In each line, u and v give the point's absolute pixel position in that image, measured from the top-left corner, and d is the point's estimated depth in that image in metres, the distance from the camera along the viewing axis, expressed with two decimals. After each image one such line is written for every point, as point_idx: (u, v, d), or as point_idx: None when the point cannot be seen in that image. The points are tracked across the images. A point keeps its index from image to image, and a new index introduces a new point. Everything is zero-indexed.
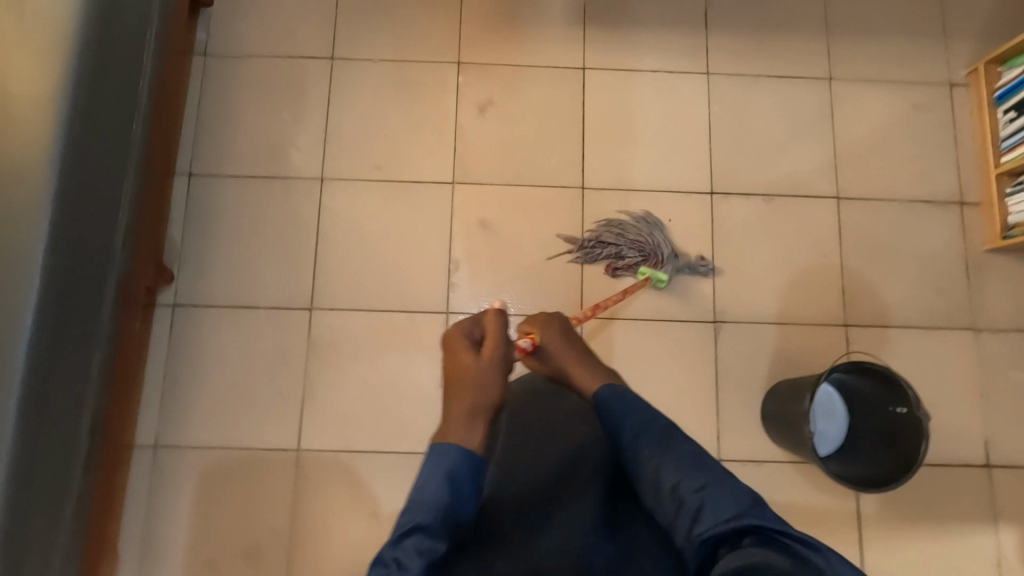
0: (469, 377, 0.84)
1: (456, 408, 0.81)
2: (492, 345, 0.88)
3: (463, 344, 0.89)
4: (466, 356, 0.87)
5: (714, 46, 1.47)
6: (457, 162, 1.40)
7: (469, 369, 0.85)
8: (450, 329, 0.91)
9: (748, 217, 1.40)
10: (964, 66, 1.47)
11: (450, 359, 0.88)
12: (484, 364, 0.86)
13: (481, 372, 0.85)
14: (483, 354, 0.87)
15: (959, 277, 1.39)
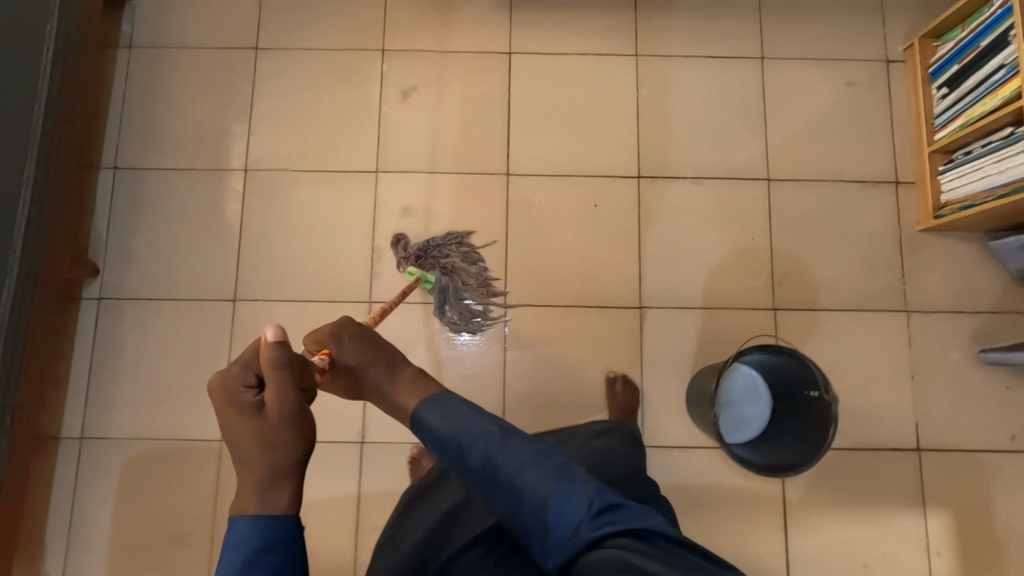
0: (253, 435, 0.70)
1: (249, 473, 0.68)
2: (275, 393, 0.72)
3: (242, 396, 0.73)
4: (249, 413, 0.72)
5: (644, 26, 1.44)
6: (381, 150, 1.39)
7: (257, 424, 0.71)
8: (222, 373, 0.75)
9: (675, 201, 1.38)
10: (900, 42, 1.44)
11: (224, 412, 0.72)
12: (272, 421, 0.71)
13: (270, 428, 0.71)
14: (268, 413, 0.72)
15: (892, 258, 1.37)
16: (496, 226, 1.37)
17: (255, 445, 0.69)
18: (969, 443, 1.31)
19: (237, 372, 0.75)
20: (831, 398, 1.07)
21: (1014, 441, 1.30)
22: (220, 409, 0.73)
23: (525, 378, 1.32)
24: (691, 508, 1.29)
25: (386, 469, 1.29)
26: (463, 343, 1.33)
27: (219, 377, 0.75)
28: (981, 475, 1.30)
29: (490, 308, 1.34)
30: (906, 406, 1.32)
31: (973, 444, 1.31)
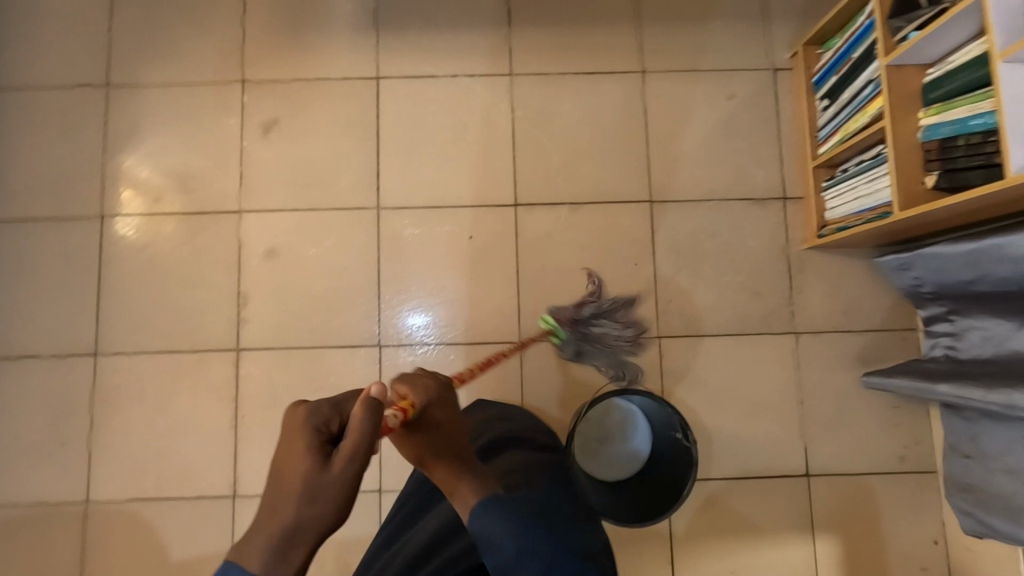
0: (302, 490, 0.50)
1: (259, 531, 0.49)
2: (352, 446, 0.51)
3: (318, 434, 0.53)
4: (308, 457, 0.51)
5: (518, 44, 1.37)
6: (245, 189, 1.32)
7: (314, 477, 0.50)
8: (295, 413, 0.54)
9: (554, 228, 1.33)
10: (787, 48, 1.37)
11: (277, 465, 0.51)
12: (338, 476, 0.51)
13: (328, 483, 0.50)
14: (336, 462, 0.51)
15: (779, 278, 1.32)
16: (368, 263, 1.31)
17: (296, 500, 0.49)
18: (858, 466, 1.28)
19: (328, 410, 0.55)
20: (694, 443, 1.07)
21: (902, 462, 1.28)
22: (276, 459, 0.52)
23: None
24: None
25: None
26: (335, 388, 1.28)
27: (288, 422, 0.53)
28: (870, 498, 1.27)
29: (364, 349, 1.29)
30: (795, 431, 1.29)
31: (862, 467, 1.28)
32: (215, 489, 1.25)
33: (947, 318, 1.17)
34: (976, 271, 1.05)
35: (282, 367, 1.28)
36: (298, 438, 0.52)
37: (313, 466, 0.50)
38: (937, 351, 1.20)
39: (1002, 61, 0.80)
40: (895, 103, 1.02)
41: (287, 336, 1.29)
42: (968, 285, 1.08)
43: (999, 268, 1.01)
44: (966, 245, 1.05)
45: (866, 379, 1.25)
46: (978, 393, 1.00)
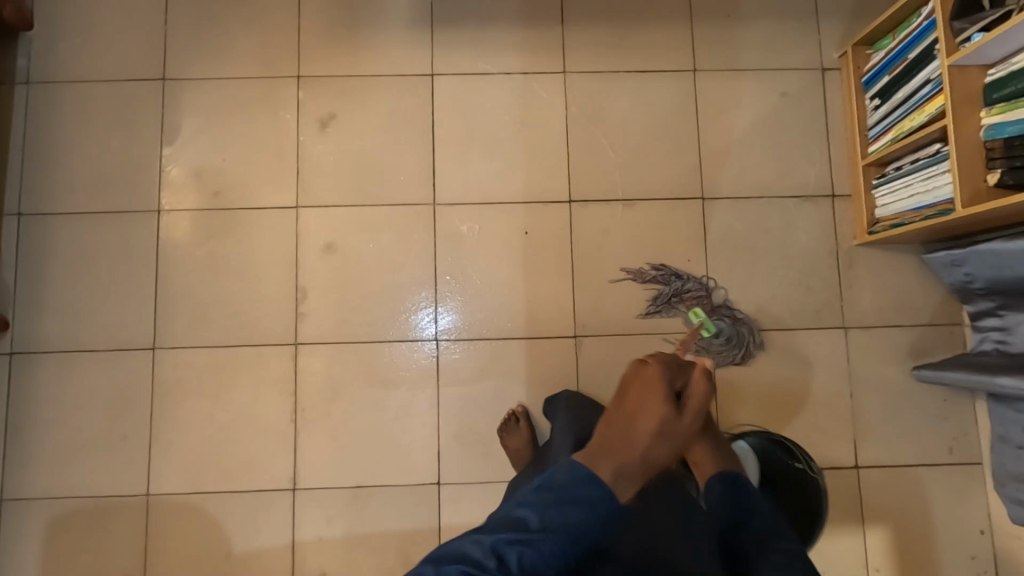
0: (659, 429, 0.67)
1: (612, 450, 0.67)
2: (699, 406, 0.70)
3: (670, 392, 0.70)
4: (664, 405, 0.69)
5: (571, 41, 1.39)
6: (302, 184, 1.33)
7: (671, 422, 0.68)
8: (652, 370, 0.72)
9: (608, 225, 1.35)
10: (835, 48, 1.39)
11: (633, 408, 0.69)
12: (683, 430, 0.69)
13: (679, 428, 0.68)
14: (687, 413, 0.69)
15: (829, 274, 1.35)
16: (424, 258, 1.33)
17: (653, 436, 0.67)
18: (907, 458, 1.31)
19: (674, 372, 0.73)
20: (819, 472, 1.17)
21: (950, 454, 1.31)
22: (631, 401, 0.70)
23: (460, 414, 1.29)
24: None
25: (320, 516, 1.26)
26: (394, 382, 1.30)
27: (644, 374, 0.72)
28: (918, 489, 1.30)
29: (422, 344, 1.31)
30: (845, 424, 1.32)
31: (910, 459, 1.31)
32: (275, 482, 1.26)
33: (997, 313, 1.20)
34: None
35: (340, 361, 1.30)
36: (654, 391, 0.70)
37: (669, 415, 0.68)
38: (988, 345, 1.23)
39: None
40: (958, 103, 1.05)
41: (345, 330, 1.30)
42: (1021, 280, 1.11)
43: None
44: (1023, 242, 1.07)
45: (918, 374, 1.29)
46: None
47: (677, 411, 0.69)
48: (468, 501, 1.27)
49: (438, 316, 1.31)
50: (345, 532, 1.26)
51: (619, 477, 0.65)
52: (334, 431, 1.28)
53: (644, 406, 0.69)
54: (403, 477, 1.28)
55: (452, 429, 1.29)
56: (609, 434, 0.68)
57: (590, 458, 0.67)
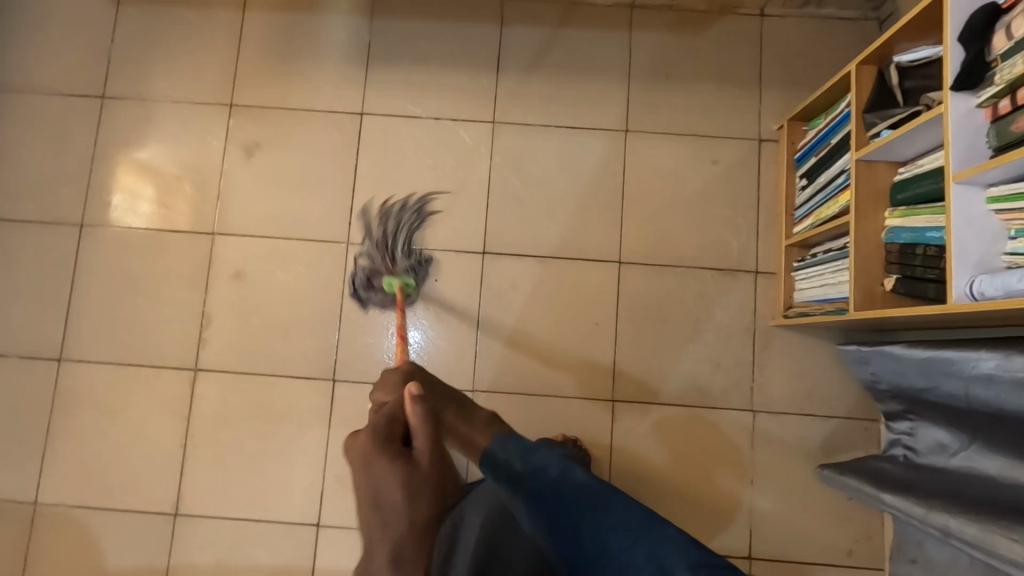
0: (405, 490, 0.73)
1: (377, 537, 0.71)
2: (428, 437, 0.77)
3: (391, 449, 0.76)
4: (393, 465, 0.74)
5: (504, 91, 1.38)
6: (220, 211, 1.35)
7: (408, 474, 0.74)
8: (364, 441, 0.77)
9: (519, 280, 1.33)
10: (774, 120, 1.35)
11: (369, 491, 0.73)
12: (419, 470, 0.75)
13: (420, 477, 0.74)
14: (420, 458, 0.76)
15: (742, 353, 1.30)
16: (331, 296, 1.33)
17: (404, 499, 0.73)
18: (802, 554, 1.25)
19: (384, 422, 0.80)
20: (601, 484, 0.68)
21: (849, 556, 1.25)
22: (367, 480, 0.74)
23: (347, 456, 1.28)
24: None
25: (197, 543, 1.26)
26: (285, 417, 1.29)
27: (357, 447, 0.77)
28: None
29: (317, 382, 1.30)
30: (743, 511, 1.27)
31: (806, 556, 1.25)
32: (159, 504, 1.27)
33: (908, 417, 1.13)
34: (929, 380, 1.02)
35: (235, 391, 1.30)
36: (379, 458, 0.75)
37: (405, 470, 0.74)
38: (897, 450, 1.16)
39: (955, 181, 0.77)
40: (862, 199, 1.00)
41: (243, 360, 1.31)
42: (919, 390, 1.05)
43: (949, 382, 0.98)
44: (924, 351, 1.01)
45: (820, 469, 1.22)
46: (918, 511, 0.95)
47: (410, 459, 0.76)
48: (343, 545, 1.27)
49: (343, 356, 1.31)
50: (217, 562, 1.26)
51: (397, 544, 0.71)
52: (221, 460, 1.28)
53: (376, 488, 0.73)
54: (283, 514, 1.27)
55: (336, 471, 1.28)
56: (369, 525, 0.72)
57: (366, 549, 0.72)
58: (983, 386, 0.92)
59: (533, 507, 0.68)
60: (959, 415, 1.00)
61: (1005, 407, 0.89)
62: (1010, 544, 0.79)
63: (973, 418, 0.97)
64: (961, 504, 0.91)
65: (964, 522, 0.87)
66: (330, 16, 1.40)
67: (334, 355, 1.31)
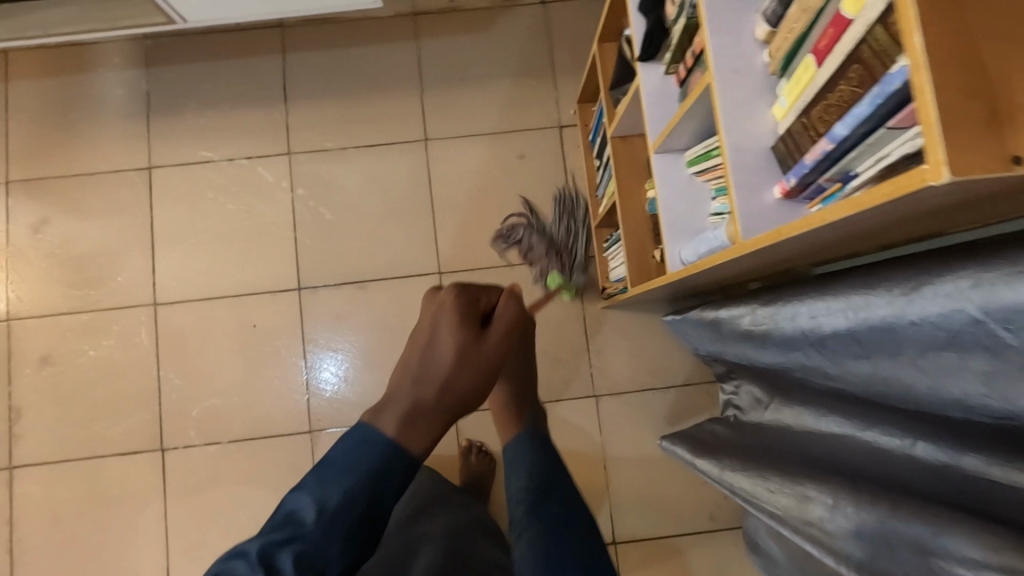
0: (459, 356, 0.59)
1: (388, 403, 0.60)
2: (505, 332, 0.62)
3: (469, 315, 0.61)
4: (465, 333, 0.60)
5: (296, 119, 1.34)
6: (13, 295, 1.27)
7: (469, 352, 0.60)
8: (444, 294, 0.62)
9: (340, 309, 1.29)
10: (571, 105, 1.35)
11: (424, 337, 0.61)
12: (479, 348, 0.60)
13: (481, 357, 0.60)
14: (490, 338, 0.61)
15: (577, 341, 1.30)
16: (147, 364, 1.26)
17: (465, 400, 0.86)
18: (666, 528, 1.25)
19: (475, 295, 0.63)
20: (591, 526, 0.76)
21: (711, 520, 1.26)
22: (424, 330, 0.61)
23: (188, 525, 1.22)
24: None
25: None
26: (118, 498, 1.23)
27: (439, 298, 0.62)
28: (681, 561, 1.24)
29: (145, 455, 1.24)
30: (603, 497, 1.26)
31: (670, 530, 1.25)
32: None
33: (733, 376, 1.15)
34: (719, 342, 1.00)
35: (59, 482, 1.22)
36: (449, 315, 0.60)
37: (469, 341, 0.60)
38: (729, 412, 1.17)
39: (654, 153, 0.76)
40: (622, 175, 1.00)
41: (60, 447, 1.24)
42: (717, 353, 1.05)
43: (731, 345, 0.97)
44: (707, 315, 1.02)
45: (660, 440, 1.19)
46: (715, 472, 0.97)
47: (480, 335, 0.60)
48: None
49: (166, 425, 1.25)
50: None
51: (399, 430, 0.59)
52: (56, 557, 1.21)
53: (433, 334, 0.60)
54: None
55: (180, 541, 1.22)
56: (404, 358, 0.61)
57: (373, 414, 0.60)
58: (752, 346, 0.89)
59: (542, 459, 0.80)
60: (761, 371, 1.01)
61: (770, 363, 0.88)
62: (771, 496, 0.81)
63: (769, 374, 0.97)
64: (746, 460, 0.92)
65: (744, 478, 0.89)
66: (102, 72, 1.33)
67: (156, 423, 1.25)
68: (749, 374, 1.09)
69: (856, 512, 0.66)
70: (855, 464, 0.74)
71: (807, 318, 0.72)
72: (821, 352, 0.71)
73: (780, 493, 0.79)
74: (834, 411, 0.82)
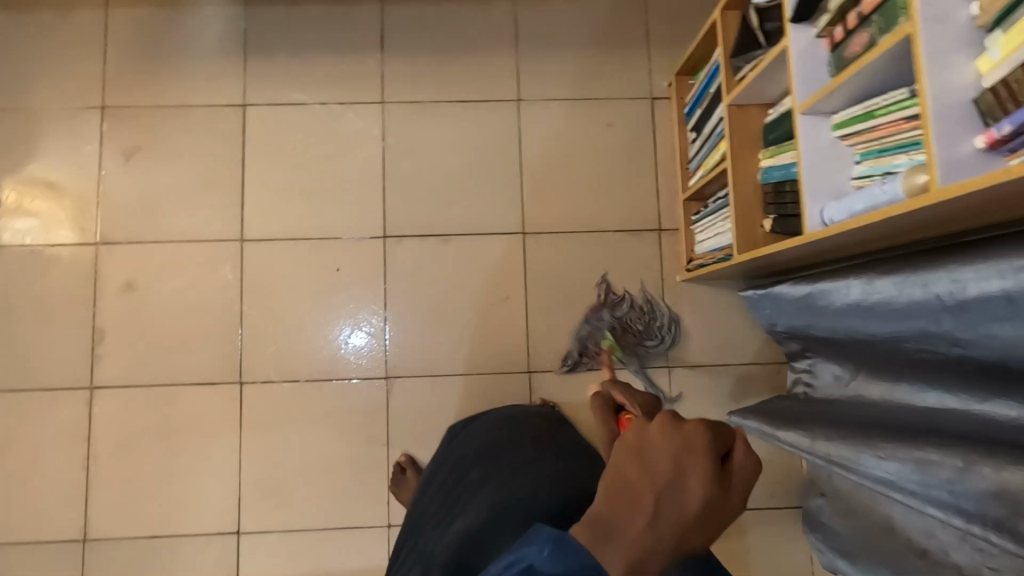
0: (696, 515, 0.44)
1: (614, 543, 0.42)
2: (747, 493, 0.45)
3: (710, 456, 0.45)
4: (700, 474, 0.44)
5: (390, 70, 1.34)
6: (101, 220, 1.28)
7: (711, 506, 0.44)
8: (692, 435, 0.45)
9: (424, 260, 1.30)
10: (665, 77, 1.35)
11: (657, 486, 0.44)
12: (723, 504, 0.44)
13: (722, 513, 0.45)
14: (733, 490, 0.45)
15: (655, 311, 1.31)
16: (229, 299, 1.27)
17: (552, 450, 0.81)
18: None
19: (725, 433, 0.47)
20: None
21: (773, 497, 1.27)
22: (649, 459, 0.45)
23: (261, 460, 1.24)
24: None
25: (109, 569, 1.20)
26: (192, 427, 1.24)
27: (662, 431, 0.46)
28: (738, 535, 1.26)
29: (222, 388, 1.25)
30: None
31: None
32: (63, 534, 1.21)
33: (807, 355, 1.13)
34: (814, 316, 1.00)
35: (137, 407, 1.24)
36: (701, 459, 0.44)
37: (714, 494, 0.44)
38: (799, 386, 1.17)
39: (801, 113, 0.78)
40: (737, 144, 1.01)
41: (139, 373, 1.25)
42: (803, 327, 1.06)
43: (829, 318, 0.97)
44: (804, 288, 1.01)
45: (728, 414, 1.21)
46: (806, 442, 0.95)
47: (724, 481, 0.45)
48: (268, 550, 1.23)
49: (246, 359, 1.26)
50: None
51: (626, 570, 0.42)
52: (130, 478, 1.23)
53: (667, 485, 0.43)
54: (198, 527, 1.22)
55: (252, 475, 1.24)
56: (635, 494, 0.44)
57: (588, 539, 0.43)
58: (858, 316, 0.90)
59: None
60: (845, 348, 1.00)
61: (876, 334, 0.88)
62: (880, 462, 0.80)
63: (854, 347, 0.98)
64: (838, 428, 0.92)
65: (842, 447, 0.88)
66: (201, 7, 1.34)
67: (237, 357, 1.26)
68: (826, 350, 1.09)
69: (994, 472, 0.66)
70: (966, 429, 0.75)
71: (946, 284, 0.74)
72: (960, 318, 0.73)
73: (892, 459, 0.79)
74: (935, 382, 0.82)
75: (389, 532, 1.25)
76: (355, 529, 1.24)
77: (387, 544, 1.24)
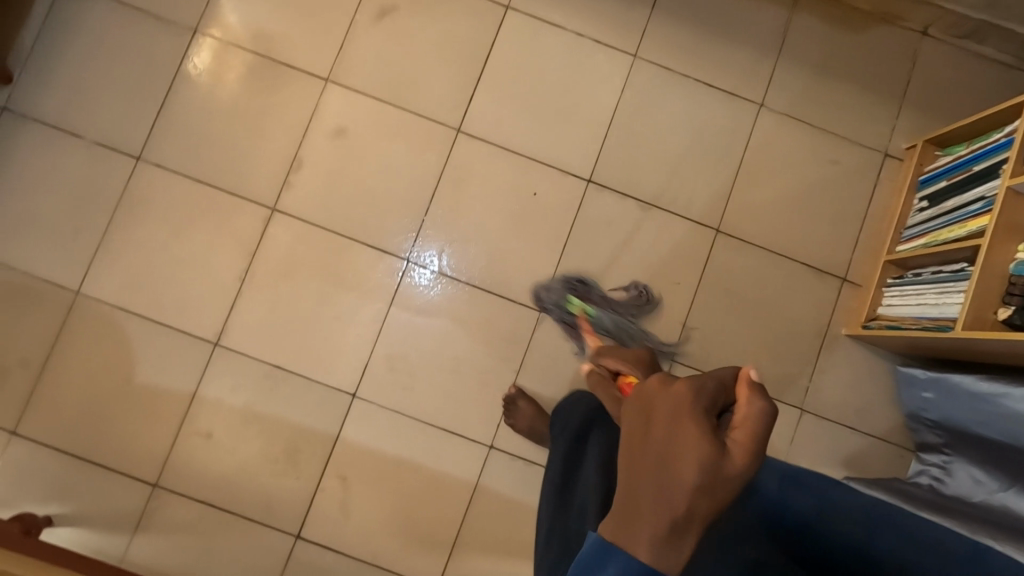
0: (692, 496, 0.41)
1: (652, 513, 0.41)
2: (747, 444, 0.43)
3: (686, 438, 0.43)
4: (663, 491, 0.42)
5: (653, 29, 1.34)
6: (338, 60, 1.30)
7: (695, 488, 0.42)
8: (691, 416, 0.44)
9: (615, 217, 1.31)
10: (905, 139, 1.34)
11: (667, 468, 0.42)
12: (701, 488, 0.42)
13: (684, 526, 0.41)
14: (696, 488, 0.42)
15: (809, 352, 1.30)
16: (426, 180, 1.29)
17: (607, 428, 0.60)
18: None
19: (714, 391, 0.46)
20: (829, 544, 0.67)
21: None
22: (659, 442, 0.44)
23: (398, 339, 1.26)
24: (513, 522, 1.25)
25: (227, 379, 1.23)
26: (348, 283, 1.26)
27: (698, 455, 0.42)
28: None
29: (388, 259, 1.27)
30: None
31: None
32: (200, 331, 1.24)
33: (943, 451, 1.13)
34: (996, 416, 1.01)
35: (309, 243, 1.26)
36: (688, 445, 0.43)
37: (709, 455, 0.42)
38: (922, 478, 1.15)
39: None
40: (1001, 228, 1.01)
41: (321, 214, 1.27)
42: (969, 424, 1.06)
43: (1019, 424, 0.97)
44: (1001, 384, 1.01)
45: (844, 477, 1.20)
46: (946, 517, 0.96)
47: (720, 449, 0.42)
48: (375, 424, 1.25)
49: (421, 241, 1.28)
50: (245, 403, 1.23)
51: (650, 551, 0.41)
52: (276, 306, 1.25)
53: (671, 473, 0.42)
54: (320, 376, 1.25)
55: (386, 349, 1.26)
56: (659, 495, 0.42)
57: (616, 535, 0.42)
58: None
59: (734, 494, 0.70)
60: (1009, 457, 1.00)
61: None
62: None
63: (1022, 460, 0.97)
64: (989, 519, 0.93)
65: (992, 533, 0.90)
66: None
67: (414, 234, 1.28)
68: (973, 454, 1.07)
69: None
70: None
71: None
72: None
73: None
74: None
75: (488, 454, 1.25)
76: (458, 439, 1.26)
77: (481, 464, 1.25)
